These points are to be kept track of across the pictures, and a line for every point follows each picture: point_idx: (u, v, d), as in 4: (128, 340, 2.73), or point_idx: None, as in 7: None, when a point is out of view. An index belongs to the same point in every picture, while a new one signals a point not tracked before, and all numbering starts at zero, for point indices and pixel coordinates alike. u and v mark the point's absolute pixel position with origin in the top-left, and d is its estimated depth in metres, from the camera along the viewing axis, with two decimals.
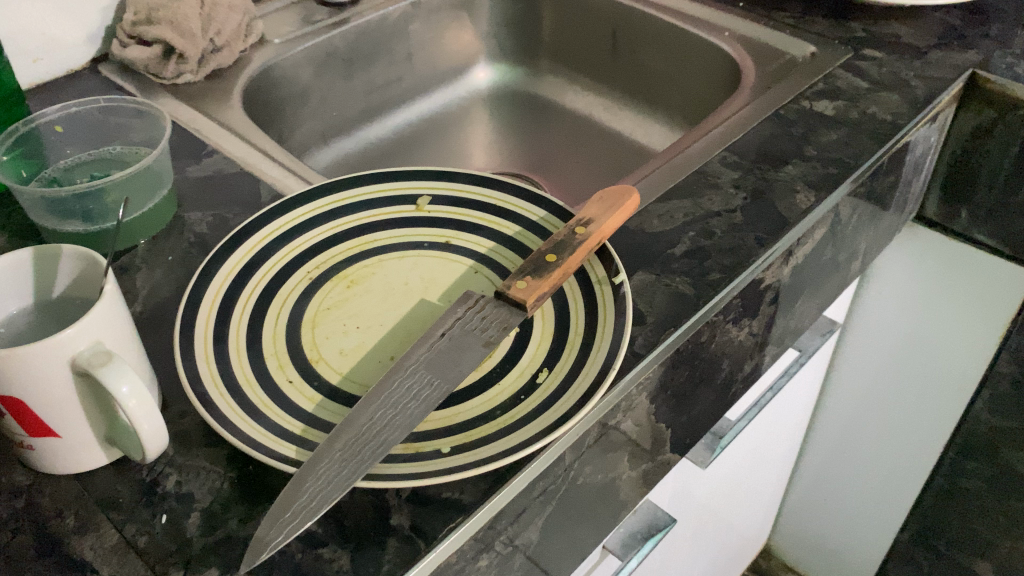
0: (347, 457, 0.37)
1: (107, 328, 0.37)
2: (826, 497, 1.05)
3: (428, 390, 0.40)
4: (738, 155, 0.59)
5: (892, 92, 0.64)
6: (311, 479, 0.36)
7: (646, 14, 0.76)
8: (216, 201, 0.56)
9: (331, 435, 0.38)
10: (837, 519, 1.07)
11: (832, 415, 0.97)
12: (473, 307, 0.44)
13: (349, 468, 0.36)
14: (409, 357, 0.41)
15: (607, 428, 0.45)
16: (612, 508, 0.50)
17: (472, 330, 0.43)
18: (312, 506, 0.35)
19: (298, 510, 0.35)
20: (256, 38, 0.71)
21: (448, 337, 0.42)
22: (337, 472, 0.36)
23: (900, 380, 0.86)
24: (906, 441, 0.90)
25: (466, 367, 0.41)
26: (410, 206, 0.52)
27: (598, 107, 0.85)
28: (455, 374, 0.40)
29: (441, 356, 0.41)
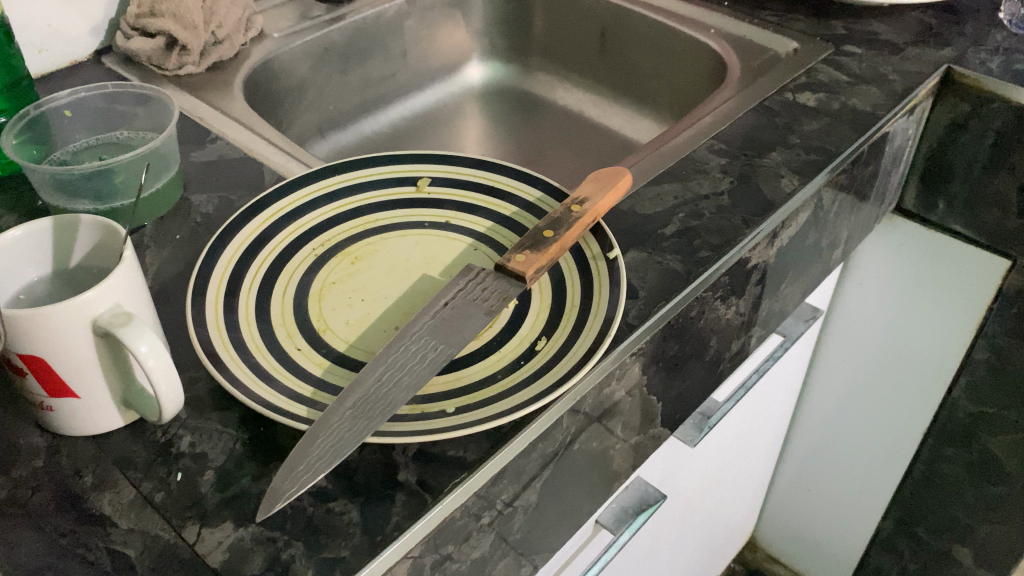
0: (358, 415, 0.39)
1: (126, 293, 0.39)
2: (811, 486, 1.08)
3: (432, 354, 0.41)
4: (724, 143, 0.61)
5: (872, 86, 0.67)
6: (323, 435, 0.38)
7: (634, 14, 0.79)
8: (221, 184, 0.57)
9: (341, 396, 0.39)
10: (822, 509, 1.09)
11: (815, 404, 0.99)
12: (474, 279, 0.46)
13: (359, 425, 0.38)
14: (414, 323, 0.43)
15: (603, 397, 0.47)
16: (606, 478, 0.52)
17: (474, 300, 0.45)
18: (324, 460, 0.37)
19: (312, 464, 0.37)
20: (256, 32, 0.73)
21: (450, 306, 0.44)
22: (348, 428, 0.38)
23: (881, 368, 0.89)
24: (888, 428, 0.93)
25: (468, 333, 0.43)
26: (410, 188, 0.54)
27: (587, 104, 0.88)
28: (458, 340, 0.42)
29: (444, 322, 0.43)
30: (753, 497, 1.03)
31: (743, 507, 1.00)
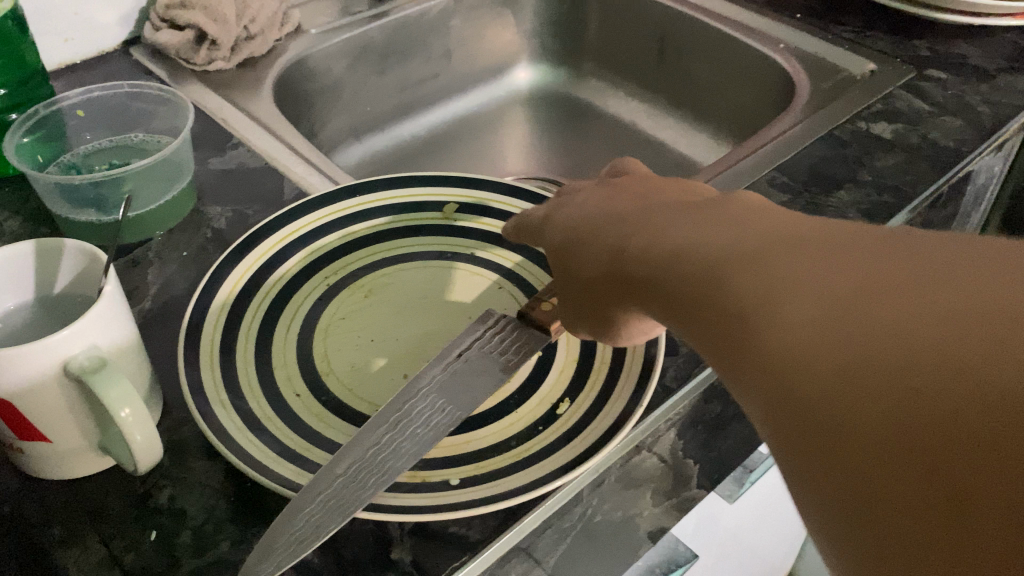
0: (349, 483, 0.34)
1: (103, 331, 0.35)
2: None
3: (439, 416, 0.37)
4: (787, 176, 0.55)
5: (956, 117, 0.60)
6: (308, 507, 0.33)
7: (697, 22, 0.73)
8: (238, 195, 0.53)
9: (333, 460, 0.35)
10: None
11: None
12: (493, 327, 0.41)
13: (349, 495, 0.34)
14: (423, 376, 0.39)
15: (631, 465, 0.42)
16: (631, 545, 0.47)
17: (490, 352, 0.40)
18: (307, 536, 0.33)
19: (293, 539, 0.33)
20: (292, 27, 0.69)
21: (464, 359, 0.40)
22: (336, 497, 0.34)
23: None
24: None
25: (481, 394, 0.38)
26: (435, 213, 0.50)
27: (642, 115, 0.82)
28: (470, 401, 0.38)
29: (456, 379, 0.39)
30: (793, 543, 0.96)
31: (783, 549, 0.93)
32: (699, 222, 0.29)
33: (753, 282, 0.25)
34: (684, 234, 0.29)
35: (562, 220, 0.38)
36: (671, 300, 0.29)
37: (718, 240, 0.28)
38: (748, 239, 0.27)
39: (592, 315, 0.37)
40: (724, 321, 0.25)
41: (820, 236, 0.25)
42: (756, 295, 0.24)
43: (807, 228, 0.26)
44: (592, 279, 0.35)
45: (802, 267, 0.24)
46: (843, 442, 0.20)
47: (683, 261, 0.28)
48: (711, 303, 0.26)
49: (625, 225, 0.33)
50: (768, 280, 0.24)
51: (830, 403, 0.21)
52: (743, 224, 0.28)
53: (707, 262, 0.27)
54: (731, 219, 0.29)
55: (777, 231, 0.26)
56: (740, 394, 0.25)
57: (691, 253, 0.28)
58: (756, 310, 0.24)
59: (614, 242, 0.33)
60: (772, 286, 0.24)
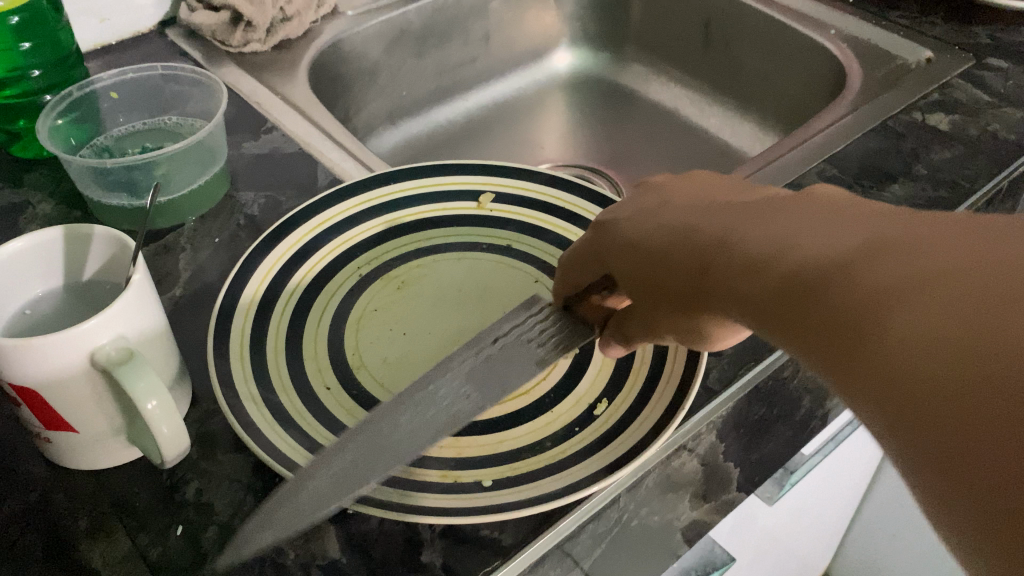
0: (354, 463, 0.33)
1: (132, 321, 0.34)
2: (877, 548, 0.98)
3: (461, 402, 0.35)
4: (838, 168, 0.53)
5: (1018, 108, 0.57)
6: (308, 486, 0.32)
7: (744, 7, 0.71)
8: (271, 181, 0.53)
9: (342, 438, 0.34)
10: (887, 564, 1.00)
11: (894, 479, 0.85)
12: (536, 314, 0.40)
13: (349, 477, 0.32)
14: (454, 360, 0.38)
15: (671, 469, 0.40)
16: (668, 550, 0.46)
17: (527, 340, 0.39)
18: (301, 514, 0.32)
19: (290, 514, 0.32)
20: (329, 9, 0.68)
21: (499, 345, 0.39)
22: (338, 476, 0.32)
23: None
24: None
25: (508, 382, 0.37)
26: (471, 203, 0.49)
27: (684, 102, 0.80)
28: (496, 388, 0.36)
29: (488, 364, 0.38)
30: (830, 542, 0.94)
31: (818, 550, 0.91)
32: (776, 221, 0.27)
33: (849, 288, 0.23)
34: (762, 233, 0.27)
35: (612, 237, 0.35)
36: (760, 312, 0.27)
37: (801, 243, 0.25)
38: (838, 241, 0.24)
39: (685, 331, 0.34)
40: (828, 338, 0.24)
41: (919, 231, 0.23)
42: (864, 309, 0.22)
43: (902, 221, 0.24)
44: (666, 298, 0.32)
45: (908, 275, 0.22)
46: (980, 466, 0.18)
47: (770, 264, 0.26)
48: (810, 314, 0.24)
49: (686, 229, 0.31)
50: (873, 291, 0.22)
51: (959, 428, 0.19)
52: (829, 223, 0.25)
53: (794, 267, 0.25)
54: (811, 215, 0.26)
55: (866, 229, 0.24)
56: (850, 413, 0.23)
57: (774, 259, 0.26)
58: (858, 322, 0.22)
59: (676, 251, 0.31)
60: (880, 298, 0.22)
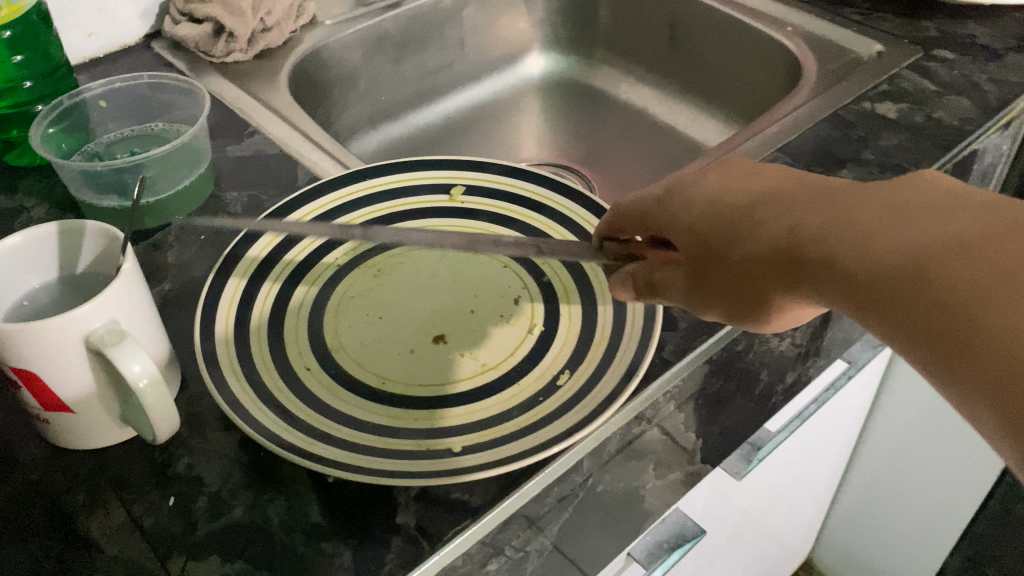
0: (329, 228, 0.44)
1: (123, 307, 0.37)
2: (859, 528, 1.01)
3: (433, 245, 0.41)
4: (790, 156, 0.56)
5: (963, 96, 0.61)
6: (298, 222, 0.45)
7: (706, 8, 0.74)
8: (254, 181, 0.55)
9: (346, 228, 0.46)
10: (867, 544, 1.03)
11: (878, 449, 0.88)
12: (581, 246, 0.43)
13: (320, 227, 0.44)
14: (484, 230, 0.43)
15: (632, 436, 0.43)
16: (637, 518, 0.49)
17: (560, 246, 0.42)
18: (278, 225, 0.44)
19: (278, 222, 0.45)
20: (308, 19, 0.71)
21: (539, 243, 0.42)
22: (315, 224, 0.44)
23: (939, 432, 0.81)
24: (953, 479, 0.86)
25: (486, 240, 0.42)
26: (443, 195, 0.52)
27: (652, 100, 0.83)
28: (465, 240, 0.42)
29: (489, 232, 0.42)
30: (810, 522, 0.97)
31: (798, 529, 0.94)
32: (868, 216, 0.30)
33: (965, 275, 0.27)
34: (860, 220, 0.31)
35: (685, 201, 0.37)
36: (857, 300, 0.30)
37: (907, 231, 0.29)
38: (947, 231, 0.28)
39: (738, 309, 0.36)
40: (935, 324, 0.28)
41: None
42: (977, 303, 0.26)
43: (1000, 217, 0.28)
44: (742, 285, 0.35)
45: (1021, 273, 0.26)
46: None
47: (869, 243, 0.30)
48: (915, 303, 0.28)
49: (767, 223, 0.34)
50: (987, 284, 0.26)
51: None
52: (925, 218, 0.29)
53: (899, 260, 0.29)
54: (905, 210, 0.30)
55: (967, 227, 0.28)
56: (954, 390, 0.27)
57: (879, 246, 0.29)
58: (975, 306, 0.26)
59: (757, 245, 0.34)
60: (993, 292, 0.26)
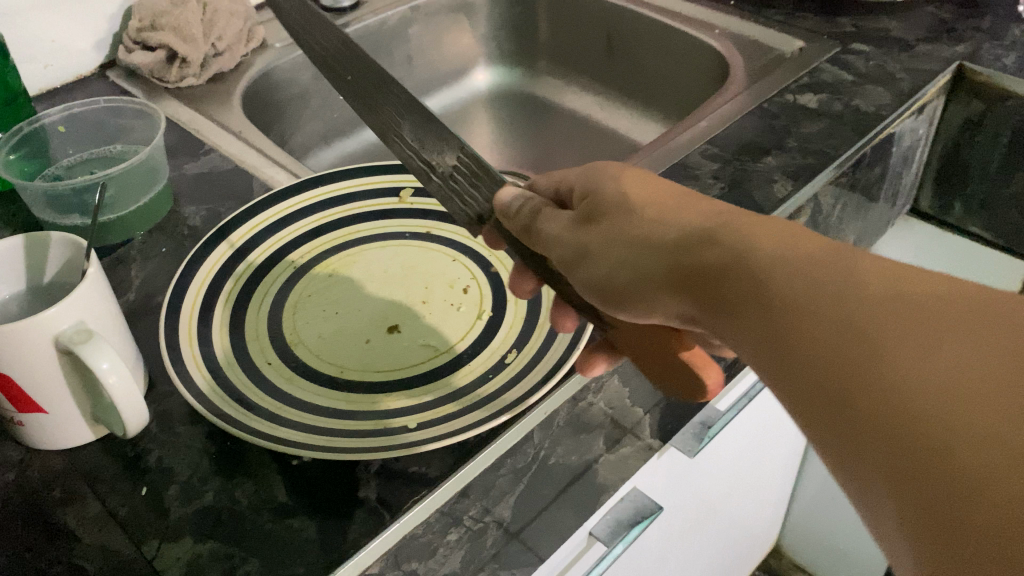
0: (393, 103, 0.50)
1: (89, 309, 0.39)
2: (821, 510, 1.05)
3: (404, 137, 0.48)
4: (719, 147, 0.60)
5: (879, 85, 0.65)
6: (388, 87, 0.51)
7: (638, 15, 0.78)
8: (211, 195, 0.58)
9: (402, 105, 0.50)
10: (831, 526, 1.07)
11: None
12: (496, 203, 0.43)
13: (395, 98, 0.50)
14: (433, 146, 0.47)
15: (579, 409, 0.46)
16: (591, 492, 0.51)
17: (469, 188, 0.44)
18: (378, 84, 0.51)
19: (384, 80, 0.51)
20: (257, 43, 0.74)
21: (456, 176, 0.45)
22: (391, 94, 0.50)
23: None
24: None
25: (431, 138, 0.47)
26: (393, 198, 0.54)
27: (595, 107, 0.87)
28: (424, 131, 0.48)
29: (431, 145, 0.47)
30: (773, 506, 1.01)
31: (762, 514, 0.97)
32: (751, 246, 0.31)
33: (848, 314, 0.27)
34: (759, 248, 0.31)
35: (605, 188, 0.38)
36: (750, 314, 0.31)
37: (801, 263, 0.30)
38: (837, 268, 0.29)
39: (618, 271, 0.36)
40: (813, 351, 0.28)
41: (909, 280, 0.27)
42: (872, 338, 0.27)
43: (885, 267, 0.28)
44: (647, 278, 0.35)
45: (879, 321, 0.27)
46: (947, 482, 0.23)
47: (763, 273, 0.31)
48: (816, 326, 0.28)
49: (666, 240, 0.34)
50: (861, 325, 0.27)
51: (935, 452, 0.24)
52: (820, 252, 0.30)
53: (789, 289, 0.29)
54: (823, 246, 0.30)
55: (888, 272, 0.28)
56: (822, 418, 0.28)
57: (769, 275, 0.30)
58: (850, 340, 0.27)
59: (655, 263, 0.34)
60: (894, 330, 0.26)
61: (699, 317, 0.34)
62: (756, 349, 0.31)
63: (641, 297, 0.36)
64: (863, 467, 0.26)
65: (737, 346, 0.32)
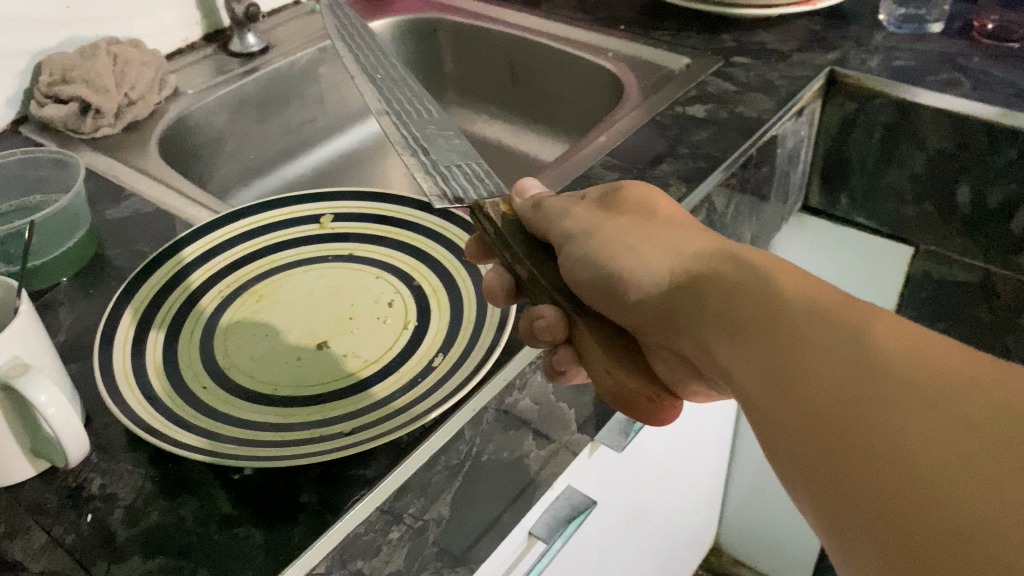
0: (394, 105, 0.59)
1: (21, 344, 0.40)
2: (753, 503, 1.10)
3: (409, 129, 0.56)
4: (618, 158, 0.64)
5: (760, 93, 0.70)
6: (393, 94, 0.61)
7: (536, 43, 0.82)
8: (135, 237, 0.59)
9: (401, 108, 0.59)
10: (765, 518, 1.11)
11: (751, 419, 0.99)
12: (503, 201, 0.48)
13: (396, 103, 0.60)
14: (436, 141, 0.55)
15: (506, 406, 0.49)
16: (525, 487, 0.54)
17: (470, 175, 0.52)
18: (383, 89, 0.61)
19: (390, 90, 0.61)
20: (170, 91, 0.76)
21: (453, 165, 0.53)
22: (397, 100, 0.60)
23: None
24: None
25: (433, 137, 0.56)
26: (313, 225, 0.57)
27: (506, 133, 0.92)
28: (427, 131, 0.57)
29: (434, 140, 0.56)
30: (707, 503, 1.05)
31: (696, 511, 1.02)
32: (771, 293, 0.35)
33: (851, 353, 0.30)
34: (781, 293, 0.35)
35: (652, 213, 0.45)
36: (755, 344, 0.34)
37: (821, 308, 0.33)
38: (854, 317, 0.32)
39: (624, 256, 0.41)
40: (808, 379, 0.31)
41: (919, 338, 0.30)
42: (879, 379, 0.29)
43: (898, 326, 0.31)
44: (656, 284, 0.40)
45: (876, 362, 0.30)
46: (903, 506, 0.26)
47: (778, 313, 0.34)
48: (826, 361, 0.31)
49: (684, 265, 0.40)
50: (862, 361, 0.30)
51: (898, 478, 0.27)
52: (842, 303, 0.33)
53: (801, 329, 0.33)
54: (848, 298, 0.33)
55: (908, 333, 0.31)
56: (805, 445, 0.30)
57: (786, 316, 0.34)
58: (845, 372, 0.30)
59: (659, 282, 0.40)
60: (899, 376, 0.29)
61: (684, 328, 0.38)
62: (748, 378, 0.34)
63: (639, 289, 0.40)
64: (828, 484, 0.29)
65: (731, 373, 0.35)
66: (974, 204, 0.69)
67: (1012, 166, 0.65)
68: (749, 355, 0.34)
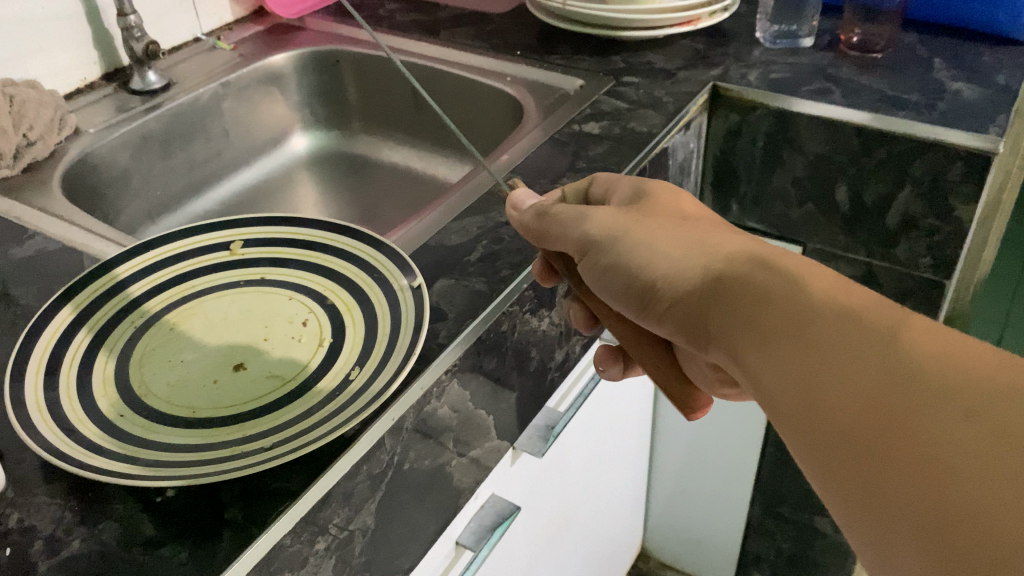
0: None
1: None
2: (676, 506, 1.13)
3: None
4: (520, 175, 0.67)
5: (650, 109, 0.74)
6: None
7: (437, 70, 0.85)
8: (41, 275, 0.59)
9: None
10: (688, 521, 1.15)
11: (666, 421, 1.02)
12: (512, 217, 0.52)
13: None
14: None
15: (424, 413, 0.51)
16: (449, 495, 0.56)
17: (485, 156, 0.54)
18: None
19: None
20: (71, 130, 0.75)
21: None
22: None
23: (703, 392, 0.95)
24: (721, 436, 0.99)
25: None
26: (224, 251, 0.58)
27: (414, 158, 0.94)
28: None
29: None
30: (630, 509, 1.08)
31: (621, 517, 1.04)
32: (795, 299, 0.37)
33: (877, 360, 0.33)
34: (805, 299, 0.37)
35: (682, 213, 0.47)
36: (779, 352, 0.37)
37: (847, 315, 0.35)
38: (878, 321, 0.35)
39: (657, 258, 0.44)
40: (834, 385, 0.34)
41: (941, 340, 0.33)
42: (906, 386, 0.32)
43: (921, 327, 0.34)
44: (686, 281, 0.43)
45: (900, 369, 0.32)
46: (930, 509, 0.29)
47: (803, 321, 0.36)
48: (852, 367, 0.34)
49: (712, 262, 0.42)
50: (886, 369, 0.33)
51: (926, 484, 0.30)
52: (865, 307, 0.35)
53: (826, 336, 0.35)
54: (873, 301, 0.36)
55: (933, 334, 0.33)
56: (829, 443, 0.33)
57: (812, 324, 0.36)
58: (871, 379, 0.33)
59: (690, 282, 0.43)
60: (923, 385, 0.31)
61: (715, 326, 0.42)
62: (777, 385, 0.37)
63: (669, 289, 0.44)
64: (863, 486, 0.32)
65: (760, 379, 0.38)
66: (852, 203, 0.74)
67: (883, 164, 0.70)
68: (775, 364, 0.37)
